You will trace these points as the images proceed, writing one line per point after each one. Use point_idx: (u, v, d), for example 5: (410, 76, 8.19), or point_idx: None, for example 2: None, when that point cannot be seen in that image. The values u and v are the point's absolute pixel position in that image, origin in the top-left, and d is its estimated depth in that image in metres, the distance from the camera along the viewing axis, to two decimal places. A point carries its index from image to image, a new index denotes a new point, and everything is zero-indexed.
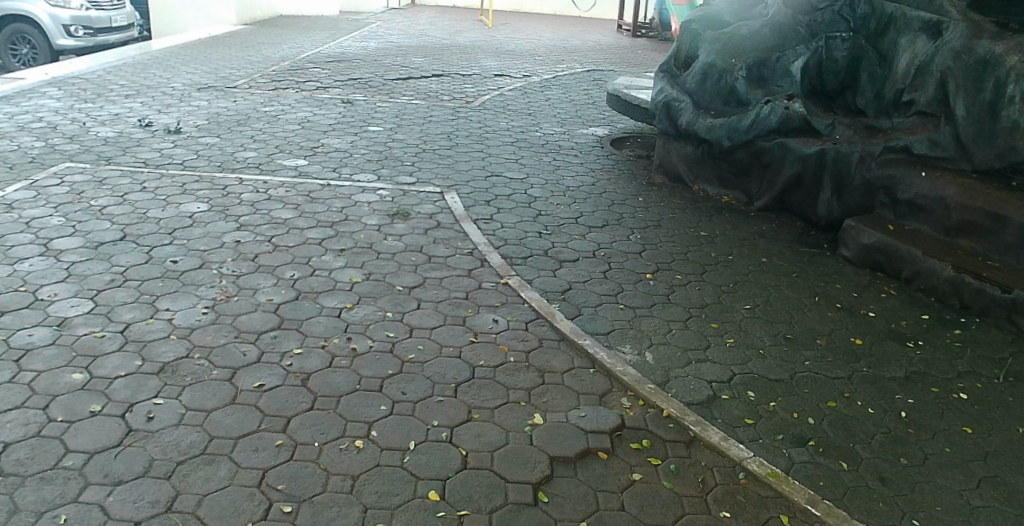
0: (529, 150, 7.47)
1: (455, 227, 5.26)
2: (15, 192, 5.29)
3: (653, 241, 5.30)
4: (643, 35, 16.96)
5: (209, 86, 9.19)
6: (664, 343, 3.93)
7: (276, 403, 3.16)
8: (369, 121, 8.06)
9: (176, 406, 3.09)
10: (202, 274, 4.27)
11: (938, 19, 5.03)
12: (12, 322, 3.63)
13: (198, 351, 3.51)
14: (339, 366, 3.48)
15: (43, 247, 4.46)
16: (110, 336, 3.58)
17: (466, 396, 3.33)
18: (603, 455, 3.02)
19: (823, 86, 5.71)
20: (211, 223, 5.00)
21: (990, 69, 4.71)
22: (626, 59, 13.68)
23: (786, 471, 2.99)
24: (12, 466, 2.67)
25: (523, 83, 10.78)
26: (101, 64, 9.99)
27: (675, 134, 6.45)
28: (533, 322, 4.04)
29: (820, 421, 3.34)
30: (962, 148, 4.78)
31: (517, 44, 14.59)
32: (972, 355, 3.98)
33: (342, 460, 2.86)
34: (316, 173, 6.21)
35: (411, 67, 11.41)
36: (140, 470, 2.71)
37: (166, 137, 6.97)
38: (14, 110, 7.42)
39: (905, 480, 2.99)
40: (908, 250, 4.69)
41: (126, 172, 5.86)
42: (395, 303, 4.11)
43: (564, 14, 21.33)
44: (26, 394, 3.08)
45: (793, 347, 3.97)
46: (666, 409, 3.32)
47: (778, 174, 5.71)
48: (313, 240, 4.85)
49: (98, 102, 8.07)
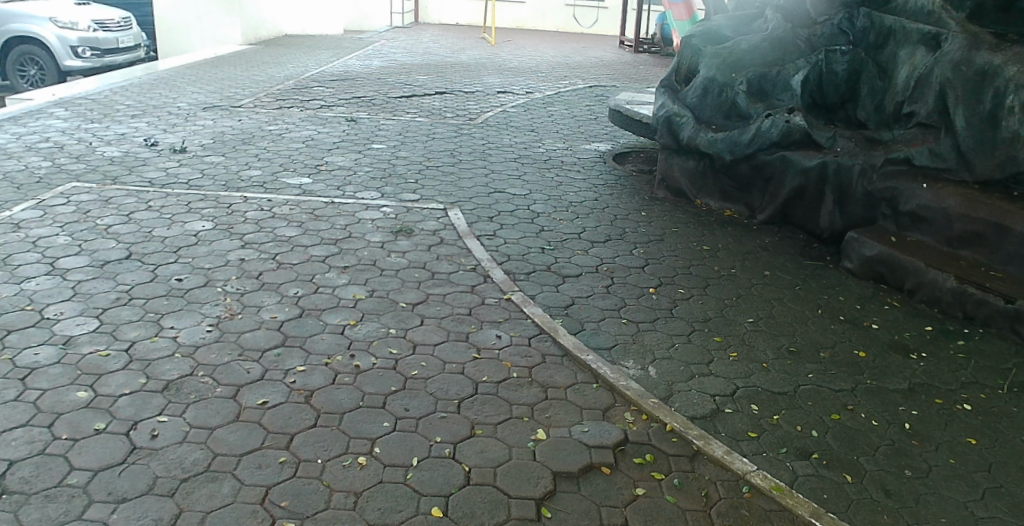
0: (532, 165, 7.51)
1: (458, 243, 5.29)
2: (23, 212, 5.34)
3: (656, 255, 5.31)
4: (644, 51, 17.11)
5: (214, 105, 9.29)
6: (667, 358, 3.92)
7: (280, 420, 3.17)
8: (373, 139, 8.11)
9: (181, 423, 3.10)
10: (207, 292, 4.30)
11: (937, 31, 5.07)
12: (18, 340, 3.66)
13: (202, 368, 3.52)
14: (342, 383, 3.49)
15: (49, 266, 4.50)
16: (115, 354, 3.59)
17: (469, 412, 3.33)
18: (606, 470, 3.01)
19: (824, 100, 5.77)
20: (216, 241, 5.04)
21: (989, 80, 4.72)
22: (629, 74, 13.80)
23: (791, 484, 2.98)
24: (17, 484, 2.68)
25: (526, 99, 10.86)
26: (107, 85, 10.09)
27: (676, 149, 6.48)
28: (536, 338, 4.04)
29: (824, 434, 3.33)
30: (963, 159, 4.79)
31: (519, 61, 14.69)
32: (977, 366, 3.96)
33: (345, 476, 2.86)
34: (320, 191, 6.26)
35: (414, 84, 11.53)
36: (143, 488, 2.71)
37: (172, 156, 7.03)
38: (22, 131, 7.50)
39: (911, 492, 2.97)
40: (910, 262, 4.68)
41: (132, 192, 5.91)
42: (398, 320, 4.13)
43: (567, 30, 21.50)
44: (31, 412, 3.10)
45: (796, 360, 3.96)
46: (669, 423, 3.32)
47: (779, 187, 5.73)
48: (316, 257, 4.88)
49: (105, 122, 8.14)
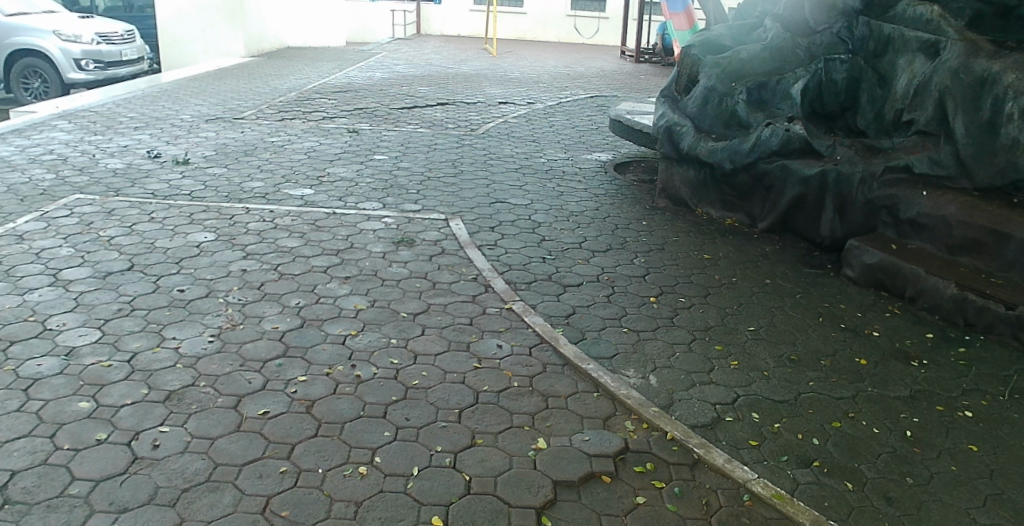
0: (534, 175, 7.53)
1: (460, 253, 5.31)
2: (26, 223, 5.37)
3: (657, 264, 5.32)
4: (646, 61, 17.21)
5: (217, 117, 9.34)
6: (668, 367, 3.92)
7: (281, 430, 3.18)
8: (374, 150, 8.14)
9: (183, 434, 3.10)
10: (208, 303, 4.31)
11: (936, 39, 5.12)
12: (21, 352, 3.67)
13: (203, 378, 3.53)
14: (343, 393, 3.49)
15: (52, 277, 4.53)
16: (117, 365, 3.60)
17: (470, 421, 3.33)
18: (606, 479, 3.01)
19: (824, 108, 5.79)
20: (217, 252, 5.06)
21: (988, 87, 4.76)
22: (630, 85, 13.86)
23: (791, 492, 2.98)
24: (19, 495, 2.69)
25: (527, 109, 10.91)
26: (111, 97, 10.15)
27: (676, 158, 6.50)
28: (537, 347, 4.04)
29: (825, 443, 3.32)
30: (963, 167, 4.81)
31: (521, 72, 14.75)
32: (978, 372, 3.96)
33: (346, 486, 2.86)
34: (322, 201, 6.29)
35: (416, 96, 11.58)
36: (144, 498, 2.72)
37: (174, 168, 7.07)
38: (25, 143, 7.54)
39: (912, 499, 2.97)
40: (911, 269, 4.68)
41: (134, 203, 5.94)
42: (399, 329, 4.14)
43: (568, 41, 21.63)
44: (33, 423, 3.11)
45: (797, 368, 3.96)
46: (669, 432, 3.32)
47: (780, 196, 5.74)
48: (318, 268, 4.90)
49: (107, 134, 8.19)
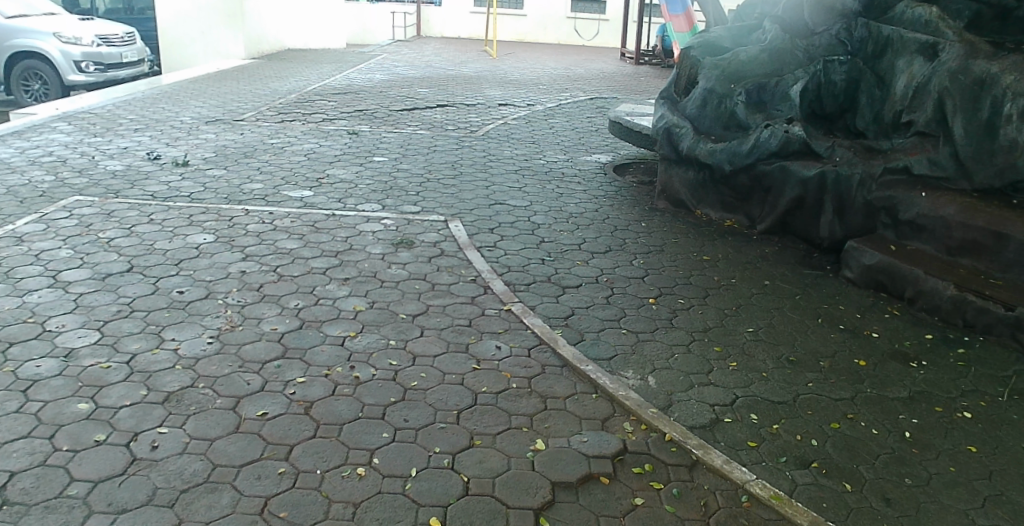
0: (533, 177, 7.54)
1: (459, 255, 5.31)
2: (26, 225, 5.38)
3: (656, 265, 5.32)
4: (646, 63, 17.23)
5: (217, 119, 9.34)
6: (667, 368, 3.92)
7: (280, 431, 3.18)
8: (374, 152, 8.15)
9: (181, 435, 3.11)
10: (207, 304, 4.32)
11: (934, 40, 5.12)
12: (20, 353, 3.67)
13: (202, 380, 3.54)
14: (342, 394, 3.49)
15: (52, 279, 4.53)
16: (116, 366, 3.60)
17: (468, 423, 3.34)
18: (604, 480, 3.01)
19: (823, 109, 5.80)
20: (217, 253, 5.07)
21: (986, 89, 4.77)
22: (630, 86, 13.88)
23: (790, 493, 2.98)
24: (18, 496, 2.69)
25: (526, 111, 10.92)
26: (111, 99, 10.17)
27: (676, 159, 6.50)
28: (536, 349, 4.05)
29: (824, 444, 3.32)
30: (962, 168, 4.82)
31: (521, 74, 14.76)
32: (977, 373, 3.96)
33: (344, 487, 2.87)
34: (321, 203, 6.30)
35: (416, 97, 11.60)
36: (142, 499, 2.72)
37: (174, 169, 7.08)
38: (25, 145, 7.56)
39: (910, 501, 2.97)
40: (910, 270, 4.68)
41: (134, 205, 5.95)
42: (398, 331, 4.14)
43: (568, 43, 21.64)
44: (31, 424, 3.11)
45: (796, 369, 3.96)
46: (668, 433, 3.32)
47: (779, 197, 5.73)
48: (317, 269, 4.90)
49: (107, 136, 8.20)
